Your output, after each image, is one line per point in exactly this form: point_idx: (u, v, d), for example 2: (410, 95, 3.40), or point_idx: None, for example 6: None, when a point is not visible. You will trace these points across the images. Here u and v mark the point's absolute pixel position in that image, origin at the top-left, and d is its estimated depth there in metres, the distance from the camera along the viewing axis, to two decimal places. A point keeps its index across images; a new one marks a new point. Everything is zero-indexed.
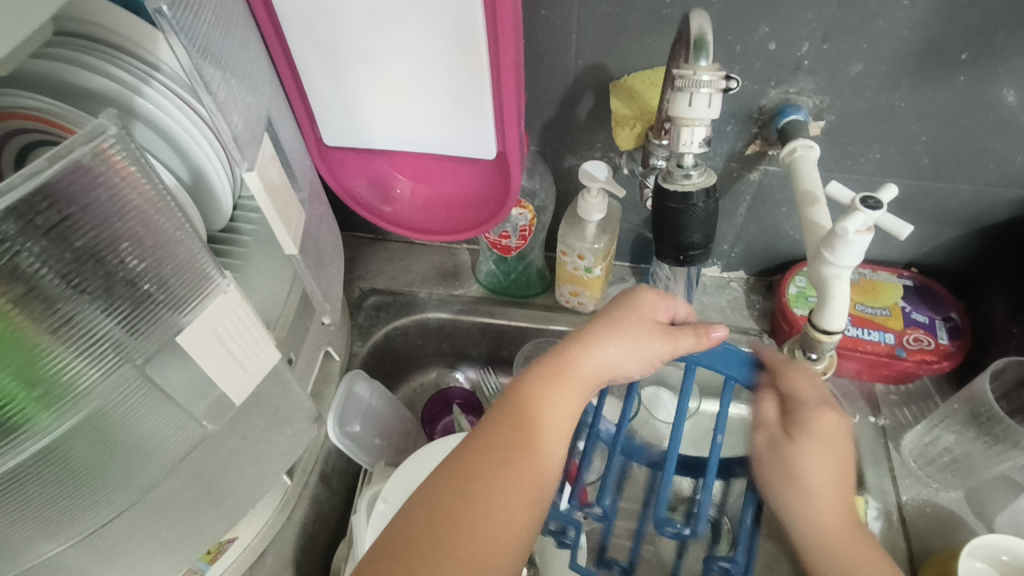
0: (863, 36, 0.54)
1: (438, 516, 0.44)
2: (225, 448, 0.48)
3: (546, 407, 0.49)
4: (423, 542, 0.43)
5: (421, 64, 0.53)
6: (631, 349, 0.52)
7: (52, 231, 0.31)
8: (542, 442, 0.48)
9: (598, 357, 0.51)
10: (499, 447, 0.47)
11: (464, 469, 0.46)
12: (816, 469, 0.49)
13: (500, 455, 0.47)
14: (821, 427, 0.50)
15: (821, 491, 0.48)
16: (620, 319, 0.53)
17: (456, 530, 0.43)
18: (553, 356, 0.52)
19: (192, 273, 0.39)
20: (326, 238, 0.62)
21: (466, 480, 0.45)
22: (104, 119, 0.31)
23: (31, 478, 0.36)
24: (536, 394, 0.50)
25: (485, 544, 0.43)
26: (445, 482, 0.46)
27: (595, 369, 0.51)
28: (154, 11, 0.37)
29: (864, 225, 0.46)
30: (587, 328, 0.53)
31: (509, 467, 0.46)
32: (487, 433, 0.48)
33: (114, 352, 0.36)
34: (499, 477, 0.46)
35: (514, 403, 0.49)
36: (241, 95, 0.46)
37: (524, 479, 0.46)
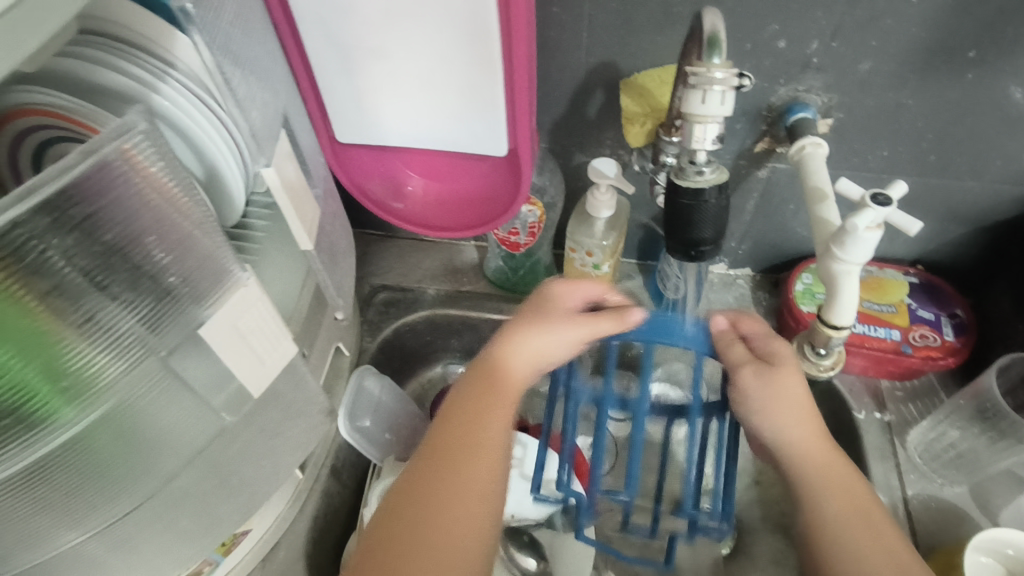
0: (872, 34, 0.55)
1: (405, 522, 0.45)
2: (241, 441, 0.48)
3: (481, 405, 0.50)
4: (401, 548, 0.44)
5: (434, 61, 0.53)
6: (557, 338, 0.53)
7: (79, 228, 0.31)
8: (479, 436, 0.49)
9: (526, 351, 0.53)
10: (446, 448, 0.48)
11: (419, 474, 0.47)
12: (781, 414, 0.51)
13: (447, 454, 0.48)
14: (785, 352, 0.55)
15: (800, 405, 0.52)
16: (539, 312, 0.55)
17: (426, 530, 0.45)
18: (482, 357, 0.53)
19: (214, 267, 0.39)
20: (339, 234, 0.63)
21: (423, 482, 0.47)
22: (132, 116, 0.32)
23: (56, 468, 0.36)
24: (470, 394, 0.51)
25: (458, 540, 0.45)
26: (407, 491, 0.47)
27: (524, 360, 0.52)
28: (179, 10, 0.39)
29: (873, 222, 0.47)
30: (512, 324, 0.54)
31: (458, 466, 0.47)
32: (435, 436, 0.49)
33: (137, 346, 0.37)
34: (454, 474, 0.47)
35: (453, 405, 0.51)
36: (259, 92, 0.48)
37: (476, 475, 0.47)
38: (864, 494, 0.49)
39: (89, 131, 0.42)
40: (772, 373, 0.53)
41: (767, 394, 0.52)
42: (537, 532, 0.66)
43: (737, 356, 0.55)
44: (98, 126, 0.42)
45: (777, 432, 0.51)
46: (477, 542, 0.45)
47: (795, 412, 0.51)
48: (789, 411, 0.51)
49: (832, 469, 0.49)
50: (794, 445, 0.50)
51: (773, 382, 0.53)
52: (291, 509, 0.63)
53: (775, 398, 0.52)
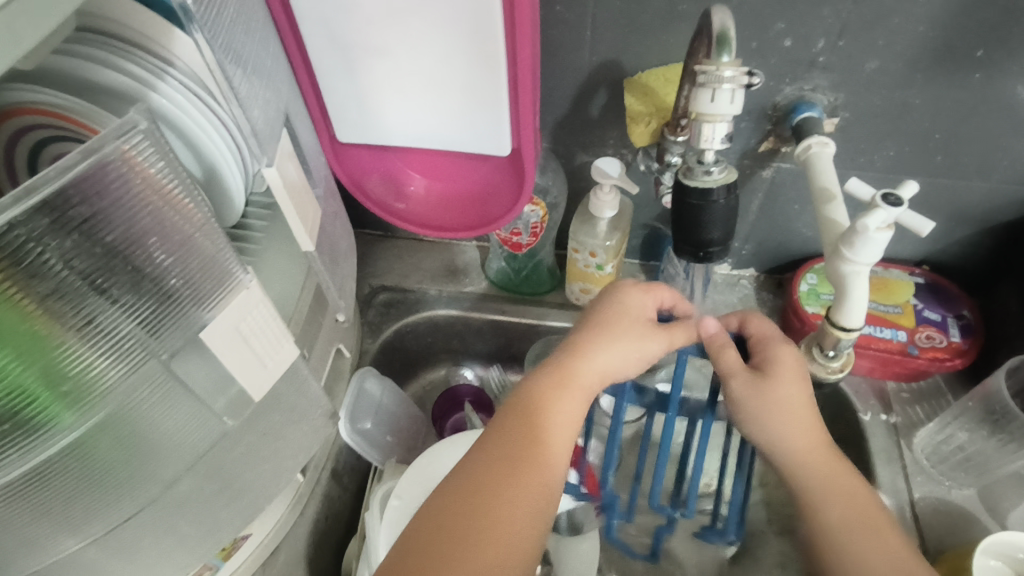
0: (880, 32, 0.54)
1: (457, 517, 0.44)
2: (243, 445, 0.47)
3: (552, 411, 0.50)
4: (454, 543, 0.43)
5: (437, 61, 0.53)
6: (626, 350, 0.53)
7: (79, 229, 0.31)
8: (546, 446, 0.48)
9: (597, 362, 0.52)
10: (515, 450, 0.48)
11: (481, 471, 0.47)
12: (779, 425, 0.50)
13: (517, 456, 0.47)
14: (784, 357, 0.52)
15: (797, 417, 0.50)
16: (612, 323, 0.54)
17: (481, 529, 0.44)
18: (553, 364, 0.52)
19: (216, 269, 0.38)
20: (340, 235, 0.62)
21: (485, 480, 0.46)
22: (133, 115, 0.31)
23: (56, 474, 0.36)
24: (540, 399, 0.50)
25: (514, 541, 0.44)
26: (464, 486, 0.46)
27: (594, 372, 0.52)
28: (179, 7, 0.37)
29: (884, 222, 0.46)
30: (584, 332, 0.54)
31: (524, 468, 0.47)
32: (502, 436, 0.49)
33: (138, 350, 0.36)
34: (518, 477, 0.46)
35: (524, 407, 0.50)
36: (262, 91, 0.46)
37: (542, 481, 0.47)
38: (870, 504, 0.48)
39: (91, 132, 0.41)
40: (770, 383, 0.51)
41: (761, 405, 0.51)
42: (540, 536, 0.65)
43: (729, 364, 0.52)
44: (100, 126, 0.41)
45: (778, 442, 0.50)
46: (529, 546, 0.45)
47: (793, 422, 0.50)
48: (790, 422, 0.50)
49: (832, 479, 0.49)
50: (796, 455, 0.50)
51: (771, 393, 0.51)
52: (292, 513, 0.62)
53: (773, 408, 0.50)
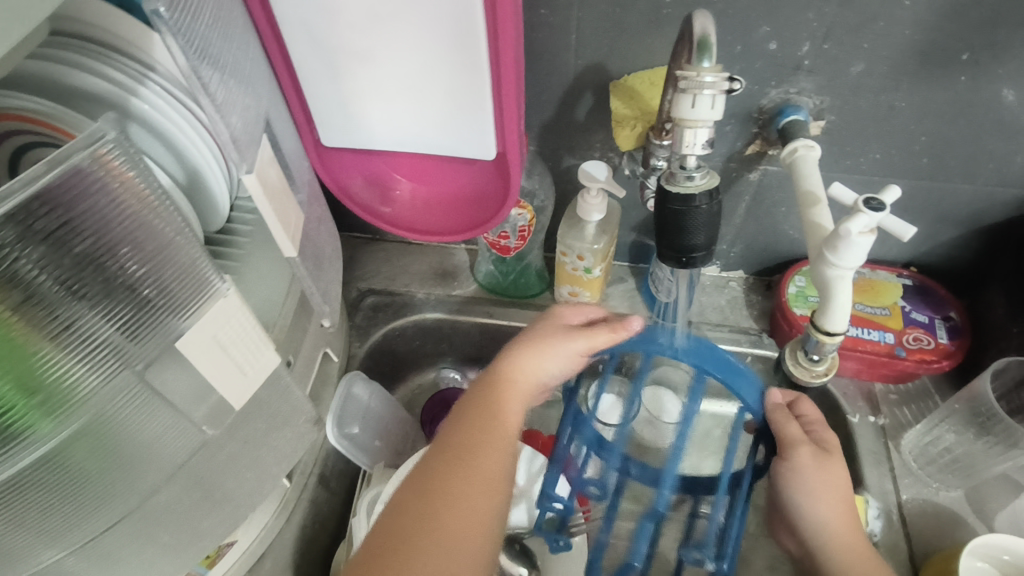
0: (864, 36, 0.54)
1: (411, 516, 0.46)
2: (225, 453, 0.47)
3: (492, 411, 0.52)
4: (408, 540, 0.44)
5: (420, 65, 0.52)
6: (555, 353, 0.56)
7: (51, 237, 0.30)
8: (488, 441, 0.50)
9: (530, 367, 0.55)
10: (458, 448, 0.50)
11: (431, 470, 0.48)
12: (824, 501, 0.54)
13: (461, 451, 0.49)
14: (831, 439, 0.58)
15: (841, 496, 0.55)
16: (541, 331, 0.58)
17: (434, 523, 0.45)
18: (488, 375, 0.55)
19: (193, 277, 0.38)
20: (325, 239, 0.62)
21: (434, 477, 0.48)
22: (103, 123, 0.31)
23: (32, 485, 0.35)
24: (481, 403, 0.53)
25: (467, 531, 0.45)
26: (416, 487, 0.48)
27: (529, 376, 0.55)
28: (151, 13, 0.36)
29: (866, 227, 0.46)
30: (516, 344, 0.57)
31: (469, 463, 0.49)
32: (446, 439, 0.50)
33: (114, 359, 0.36)
34: (464, 470, 0.48)
35: (467, 412, 0.52)
36: (241, 96, 0.46)
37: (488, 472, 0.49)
38: None
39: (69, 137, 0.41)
40: (824, 461, 0.55)
41: (809, 480, 0.55)
42: (528, 540, 0.65)
43: (793, 433, 0.56)
44: (78, 131, 0.41)
45: (819, 517, 0.54)
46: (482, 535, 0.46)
47: (830, 501, 0.54)
48: (834, 501, 0.54)
49: (865, 563, 0.52)
50: (833, 534, 0.53)
51: (818, 468, 0.55)
52: (278, 519, 0.61)
53: (821, 484, 0.55)
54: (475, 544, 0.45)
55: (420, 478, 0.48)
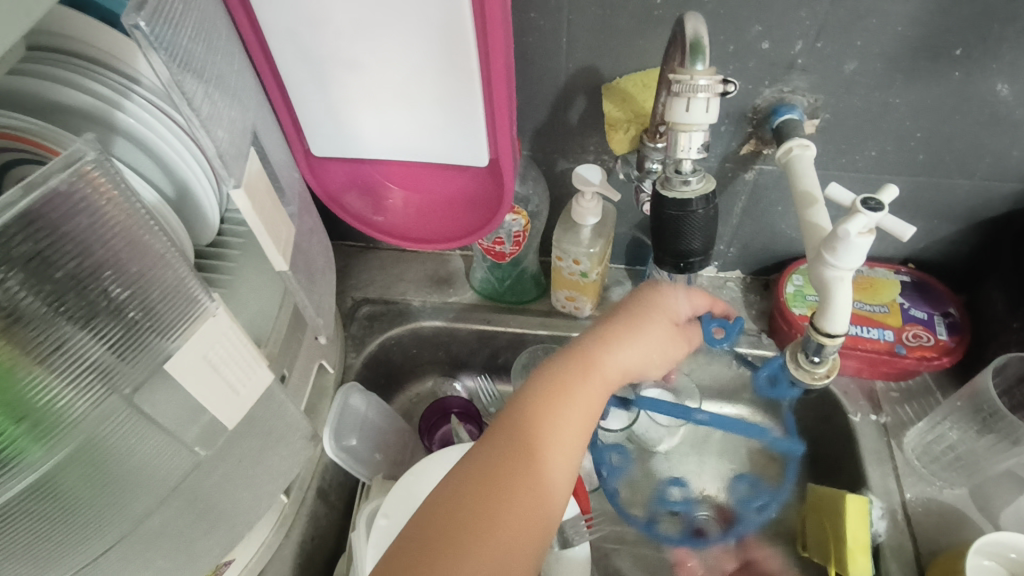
0: (857, 33, 0.54)
1: (460, 519, 0.44)
2: (218, 474, 0.46)
3: (563, 403, 0.50)
4: (487, 497, 0.45)
5: (409, 71, 0.51)
6: (650, 347, 0.56)
7: (33, 260, 0.30)
8: (558, 428, 0.49)
9: (616, 358, 0.54)
10: (529, 440, 0.48)
11: (521, 423, 0.49)
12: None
13: (526, 449, 0.47)
14: None
15: None
16: (640, 315, 0.56)
17: (496, 517, 0.45)
18: (576, 351, 0.53)
19: (180, 297, 0.37)
20: (317, 251, 0.61)
21: (503, 463, 0.47)
22: (82, 143, 0.30)
23: (21, 516, 0.34)
24: (557, 394, 0.50)
25: (524, 519, 0.45)
26: (459, 487, 0.46)
27: (611, 360, 0.53)
28: (131, 27, 0.35)
29: (865, 227, 0.45)
30: (606, 328, 0.55)
31: (535, 448, 0.48)
32: (511, 419, 0.49)
33: (101, 382, 0.35)
34: (526, 462, 0.47)
35: (541, 398, 0.50)
36: (226, 109, 0.45)
37: (555, 467, 0.48)
38: None
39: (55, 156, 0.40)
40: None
41: None
42: None
43: None
44: (62, 149, 0.40)
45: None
46: (535, 544, 0.45)
47: None
48: None
49: None
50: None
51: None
52: (277, 535, 0.60)
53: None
54: (530, 553, 0.45)
55: (509, 444, 0.48)
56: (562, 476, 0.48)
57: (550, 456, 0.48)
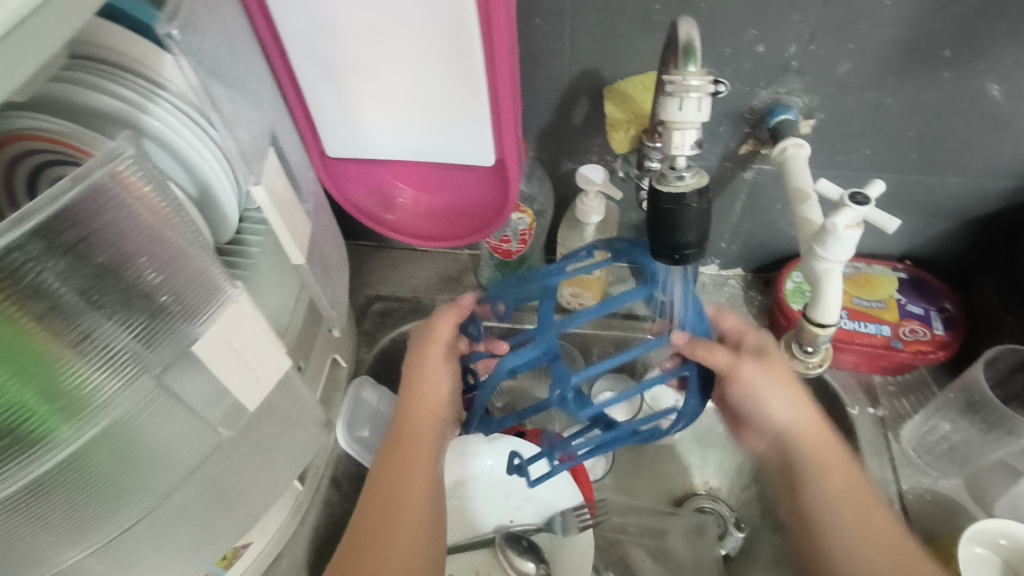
0: (849, 36, 0.56)
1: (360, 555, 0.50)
2: (237, 455, 0.49)
3: (406, 450, 0.56)
4: (375, 539, 0.51)
5: (418, 75, 0.54)
6: (449, 372, 0.59)
7: (71, 250, 0.32)
8: (409, 470, 0.55)
9: (428, 391, 0.58)
10: (391, 489, 0.54)
11: (382, 479, 0.54)
12: (781, 403, 0.56)
13: (391, 495, 0.53)
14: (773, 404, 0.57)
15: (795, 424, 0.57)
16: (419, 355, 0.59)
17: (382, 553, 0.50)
18: (404, 398, 0.58)
19: (203, 285, 0.40)
20: (331, 248, 0.64)
21: (378, 508, 0.53)
22: (120, 142, 0.33)
23: (56, 486, 0.37)
24: (400, 444, 0.56)
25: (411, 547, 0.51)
26: (350, 540, 0.52)
27: (434, 395, 0.58)
28: (164, 35, 0.38)
29: (852, 221, 0.47)
30: (411, 367, 0.59)
31: (395, 495, 0.53)
32: (375, 479, 0.55)
33: (132, 364, 0.38)
34: (400, 506, 0.53)
35: (387, 452, 0.56)
36: (246, 111, 0.48)
37: (416, 495, 0.54)
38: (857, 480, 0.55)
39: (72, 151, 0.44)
40: (765, 360, 0.57)
41: (763, 379, 0.56)
42: (536, 536, 0.68)
43: (722, 359, 0.56)
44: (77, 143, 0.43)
45: (779, 417, 0.57)
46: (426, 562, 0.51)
47: (783, 395, 0.57)
48: (789, 405, 0.57)
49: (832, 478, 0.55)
50: (795, 431, 0.57)
51: (766, 369, 0.57)
52: (292, 520, 0.63)
53: (770, 386, 0.57)
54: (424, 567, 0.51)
55: (373, 497, 0.54)
56: (426, 499, 0.54)
57: (410, 494, 0.54)
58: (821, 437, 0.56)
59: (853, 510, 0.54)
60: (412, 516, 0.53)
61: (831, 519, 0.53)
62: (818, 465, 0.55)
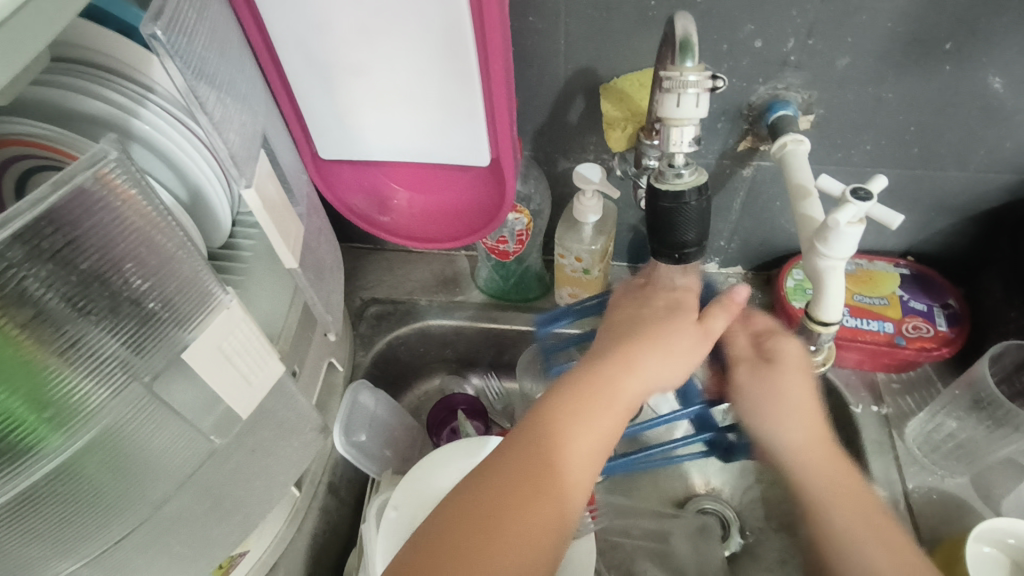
0: (848, 29, 0.55)
1: (458, 547, 0.42)
2: (232, 462, 0.48)
3: (575, 430, 0.47)
4: (485, 530, 0.42)
5: (412, 75, 0.53)
6: (669, 365, 0.52)
7: (56, 256, 0.31)
8: (570, 457, 0.46)
9: (642, 377, 0.51)
10: (540, 474, 0.45)
11: (531, 459, 0.45)
12: (783, 421, 0.54)
13: (539, 482, 0.45)
14: (786, 423, 0.54)
15: (805, 444, 0.53)
16: (662, 328, 0.54)
17: (496, 550, 0.42)
18: (582, 377, 0.50)
19: (195, 290, 0.39)
20: (325, 251, 0.63)
21: (509, 494, 0.44)
22: (104, 145, 0.32)
23: (45, 498, 0.36)
24: (567, 424, 0.47)
25: (536, 550, 0.43)
26: (457, 517, 0.43)
27: (632, 383, 0.50)
28: (149, 36, 0.37)
29: (855, 217, 0.47)
30: (640, 339, 0.53)
31: (546, 482, 0.45)
32: (520, 453, 0.46)
33: (121, 372, 0.37)
34: (546, 501, 0.44)
35: (547, 424, 0.47)
36: (237, 114, 0.47)
37: (570, 489, 0.45)
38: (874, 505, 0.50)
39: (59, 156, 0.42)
40: (765, 370, 0.56)
41: (771, 397, 0.54)
42: None
43: (740, 350, 0.58)
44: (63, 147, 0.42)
45: (782, 438, 0.54)
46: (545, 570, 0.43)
47: (796, 416, 0.54)
48: (798, 422, 0.54)
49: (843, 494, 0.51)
50: (803, 461, 0.52)
51: (780, 387, 0.55)
52: (289, 527, 0.62)
53: (773, 402, 0.54)
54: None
55: (509, 478, 0.45)
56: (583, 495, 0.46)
57: (565, 489, 0.45)
58: (830, 464, 0.52)
59: (876, 543, 0.48)
60: (559, 516, 0.44)
61: (851, 553, 0.48)
62: (827, 491, 0.51)
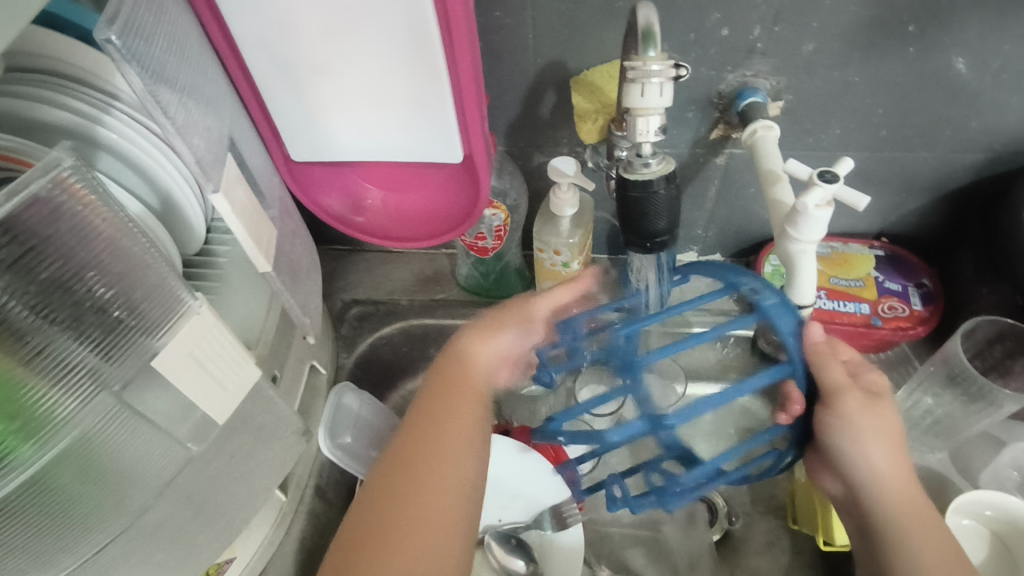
0: (813, 15, 0.55)
1: (391, 508, 0.46)
2: (212, 468, 0.48)
3: (479, 370, 0.52)
4: (407, 487, 0.47)
5: (379, 74, 0.53)
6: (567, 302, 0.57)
7: (15, 265, 0.31)
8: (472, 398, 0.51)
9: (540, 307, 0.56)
10: (448, 413, 0.50)
11: (442, 397, 0.51)
12: (876, 449, 0.49)
13: (447, 419, 0.50)
14: (868, 453, 0.49)
15: (890, 476, 0.49)
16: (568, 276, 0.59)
17: (417, 503, 0.46)
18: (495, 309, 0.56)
19: (164, 296, 0.39)
20: (301, 253, 0.63)
21: (422, 445, 0.48)
22: (59, 152, 0.31)
23: (20, 512, 0.36)
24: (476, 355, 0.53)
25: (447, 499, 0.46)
26: (388, 475, 0.48)
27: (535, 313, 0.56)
28: (104, 41, 0.37)
29: (822, 200, 0.47)
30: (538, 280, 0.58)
31: (452, 418, 0.50)
32: (436, 391, 0.51)
33: (90, 381, 0.36)
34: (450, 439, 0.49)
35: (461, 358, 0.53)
36: (201, 118, 0.46)
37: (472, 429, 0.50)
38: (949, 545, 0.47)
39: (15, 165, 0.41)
40: (873, 404, 0.50)
41: (859, 429, 0.49)
42: (525, 535, 0.67)
43: (838, 379, 0.50)
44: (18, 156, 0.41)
45: (872, 466, 0.49)
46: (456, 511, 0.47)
47: (886, 447, 0.49)
48: (887, 452, 0.49)
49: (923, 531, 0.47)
50: (885, 492, 0.49)
51: (874, 418, 0.50)
52: (276, 531, 0.62)
53: (871, 429, 0.49)
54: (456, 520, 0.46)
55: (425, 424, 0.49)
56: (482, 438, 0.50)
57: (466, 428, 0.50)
58: (919, 502, 0.49)
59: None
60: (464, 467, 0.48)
61: None
62: (907, 524, 0.48)
